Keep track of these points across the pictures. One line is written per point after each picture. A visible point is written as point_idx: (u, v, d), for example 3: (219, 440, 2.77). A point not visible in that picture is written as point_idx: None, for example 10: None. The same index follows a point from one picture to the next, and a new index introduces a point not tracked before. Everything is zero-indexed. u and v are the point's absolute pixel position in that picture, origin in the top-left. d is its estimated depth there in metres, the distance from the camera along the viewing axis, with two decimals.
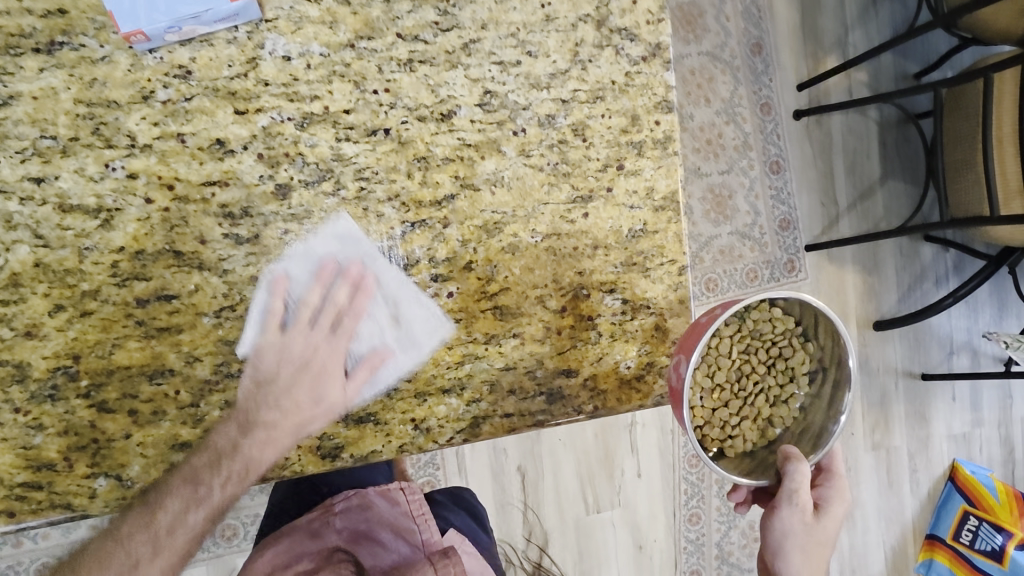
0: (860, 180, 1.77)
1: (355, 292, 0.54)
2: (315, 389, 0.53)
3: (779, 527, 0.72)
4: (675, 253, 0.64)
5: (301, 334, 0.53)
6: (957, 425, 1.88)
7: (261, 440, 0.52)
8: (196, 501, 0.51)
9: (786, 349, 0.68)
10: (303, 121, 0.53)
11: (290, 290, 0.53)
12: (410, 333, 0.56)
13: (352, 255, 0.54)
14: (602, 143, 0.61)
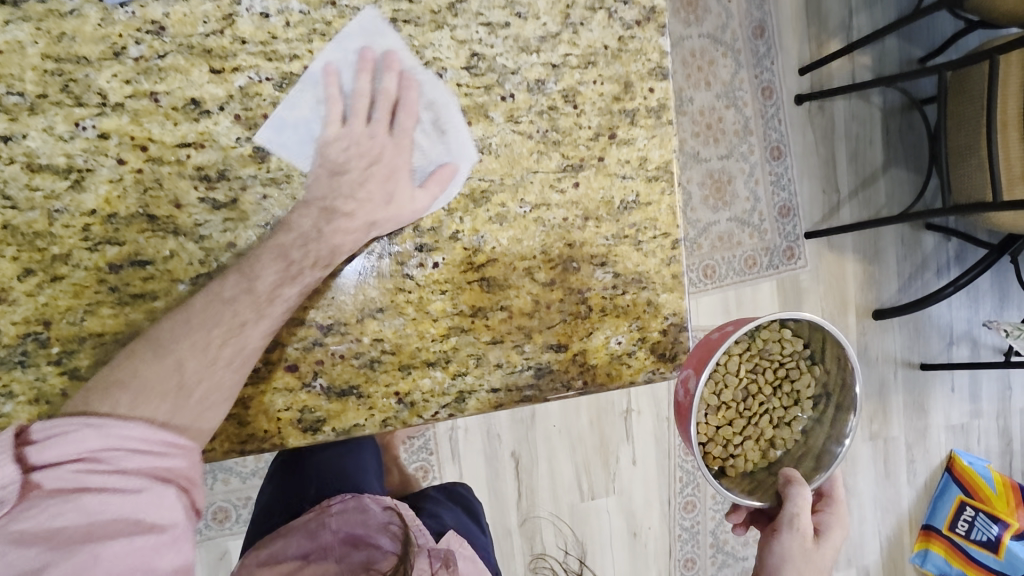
0: (862, 168, 1.75)
1: (404, 83, 0.54)
2: (386, 185, 0.53)
3: (778, 548, 0.68)
4: (668, 226, 0.62)
5: (363, 127, 0.53)
6: (955, 415, 1.87)
7: (340, 228, 0.51)
8: (292, 275, 0.49)
9: (794, 371, 0.70)
10: (281, 82, 0.51)
11: (341, 86, 0.52)
12: (457, 132, 0.55)
13: (387, 47, 0.53)
14: (594, 111, 0.59)
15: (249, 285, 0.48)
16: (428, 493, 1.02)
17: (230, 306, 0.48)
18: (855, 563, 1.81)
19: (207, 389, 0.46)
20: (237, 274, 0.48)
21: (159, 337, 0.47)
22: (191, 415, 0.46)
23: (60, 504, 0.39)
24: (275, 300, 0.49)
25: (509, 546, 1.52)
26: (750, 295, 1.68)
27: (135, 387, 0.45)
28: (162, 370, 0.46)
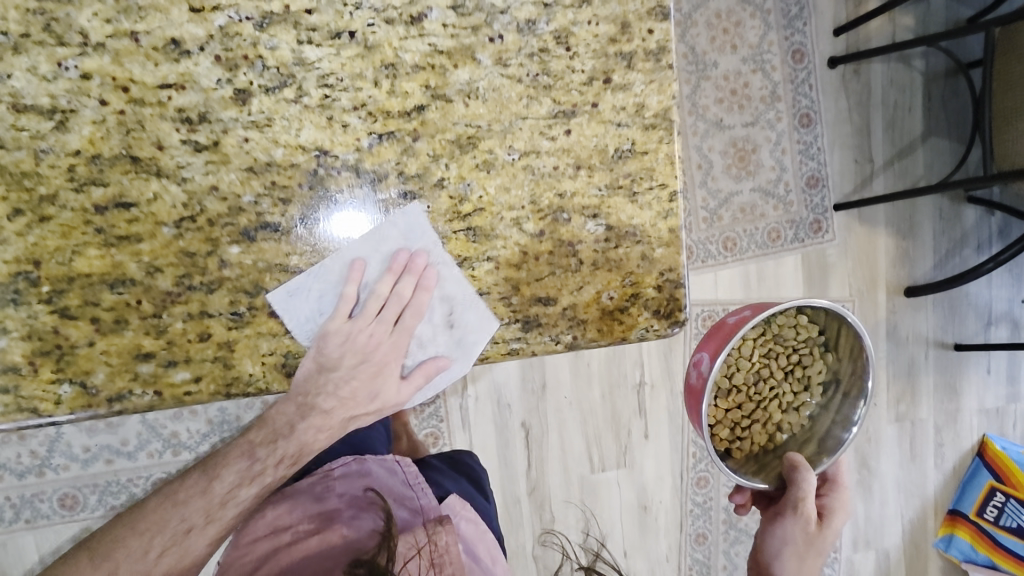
0: (900, 137, 1.65)
1: (419, 283, 0.55)
2: (371, 385, 0.56)
3: (781, 532, 0.77)
4: (665, 177, 0.59)
5: (365, 325, 0.54)
6: (990, 399, 1.81)
7: (318, 421, 0.55)
8: (254, 474, 0.58)
9: (806, 358, 0.76)
10: (262, 21, 0.50)
11: (364, 276, 0.55)
12: (461, 338, 0.57)
13: (418, 244, 0.55)
14: (588, 53, 0.56)
15: (206, 485, 0.58)
16: (431, 463, 1.01)
17: (181, 508, 0.57)
18: (874, 545, 1.79)
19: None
20: (198, 480, 0.58)
21: (117, 533, 0.57)
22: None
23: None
24: (226, 505, 0.58)
25: (520, 515, 1.53)
26: (773, 270, 1.61)
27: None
28: (109, 567, 0.56)
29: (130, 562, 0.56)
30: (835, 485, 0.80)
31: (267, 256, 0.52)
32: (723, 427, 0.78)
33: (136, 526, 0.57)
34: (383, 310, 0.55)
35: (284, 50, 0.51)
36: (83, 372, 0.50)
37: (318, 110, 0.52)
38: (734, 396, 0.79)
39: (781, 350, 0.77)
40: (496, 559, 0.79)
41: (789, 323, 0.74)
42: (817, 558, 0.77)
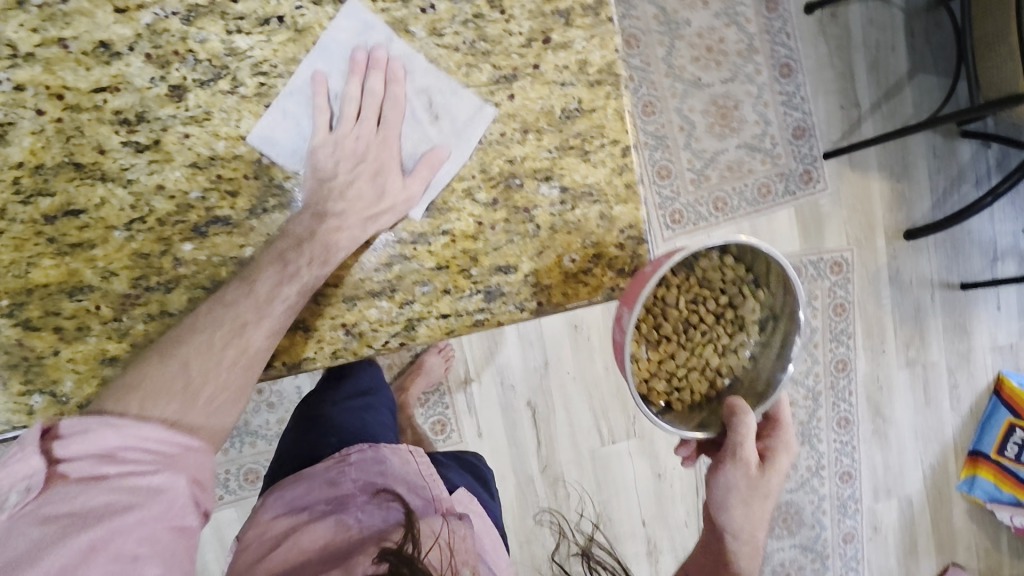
0: (885, 78, 1.61)
1: (389, 78, 0.54)
2: (375, 183, 0.54)
3: (723, 480, 0.76)
4: (617, 133, 0.58)
5: (349, 130, 0.53)
6: (1003, 336, 1.81)
7: (334, 226, 0.52)
8: (291, 274, 0.51)
9: (737, 298, 0.70)
10: (188, 15, 0.50)
11: (330, 85, 0.53)
12: (453, 124, 0.56)
13: (375, 40, 0.53)
14: (523, 14, 0.55)
15: (252, 288, 0.51)
16: (437, 457, 1.00)
17: (233, 308, 0.51)
18: (896, 493, 1.78)
19: (215, 386, 0.50)
20: (238, 283, 0.51)
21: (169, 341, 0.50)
22: (203, 415, 0.50)
23: (81, 489, 0.43)
24: (274, 300, 0.51)
25: (533, 493, 1.54)
26: (767, 226, 1.60)
27: (145, 391, 0.49)
28: (171, 372, 0.49)
29: (194, 363, 0.50)
30: (777, 424, 0.78)
31: (221, 250, 0.53)
32: (658, 381, 0.72)
33: (192, 330, 0.50)
34: (362, 112, 0.54)
35: (214, 42, 0.51)
36: (52, 381, 0.51)
37: (255, 99, 0.52)
38: (665, 345, 0.72)
39: (708, 293, 0.70)
40: (502, 553, 0.76)
41: (713, 264, 0.68)
42: (765, 500, 0.76)
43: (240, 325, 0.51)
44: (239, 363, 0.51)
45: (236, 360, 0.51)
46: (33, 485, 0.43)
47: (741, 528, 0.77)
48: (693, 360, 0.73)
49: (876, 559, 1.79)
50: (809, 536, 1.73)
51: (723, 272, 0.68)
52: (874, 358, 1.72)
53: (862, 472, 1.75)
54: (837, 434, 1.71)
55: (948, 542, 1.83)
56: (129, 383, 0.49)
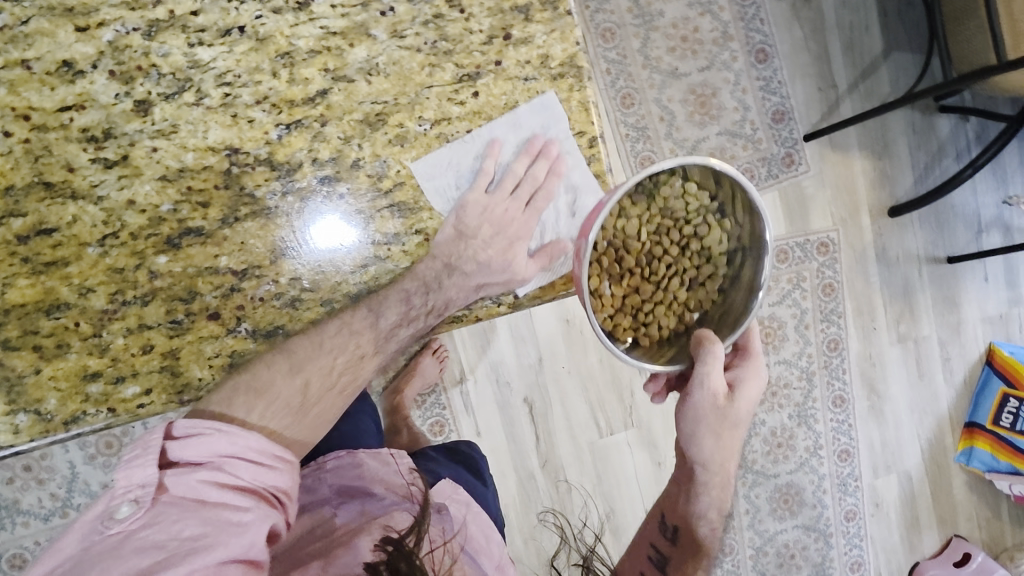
0: (861, 58, 1.63)
1: (551, 169, 0.60)
2: (503, 254, 0.59)
3: (693, 409, 0.77)
4: (583, 125, 0.59)
5: (501, 199, 0.59)
6: (992, 306, 1.82)
7: (457, 283, 0.58)
8: (409, 317, 0.57)
9: (702, 229, 0.69)
10: (150, 30, 0.51)
11: (501, 153, 0.59)
12: (585, 227, 0.61)
13: (553, 132, 0.59)
14: (483, 12, 0.56)
15: (373, 322, 0.56)
16: (427, 453, 1.00)
17: (355, 336, 0.56)
18: (895, 468, 1.79)
19: (322, 408, 0.57)
20: (364, 310, 0.56)
21: (296, 355, 0.55)
22: (300, 432, 0.56)
23: (180, 514, 0.46)
24: (391, 338, 0.57)
25: (534, 488, 1.55)
26: None
27: (270, 399, 0.53)
28: (292, 387, 0.54)
29: (313, 384, 0.55)
30: (746, 353, 0.79)
31: (196, 261, 0.54)
32: (623, 316, 0.71)
33: (318, 350, 0.55)
34: (517, 190, 0.60)
35: (176, 55, 0.51)
36: (35, 400, 0.52)
37: (220, 109, 0.52)
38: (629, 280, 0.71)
39: (671, 223, 0.69)
40: (491, 538, 0.74)
41: (675, 193, 0.67)
42: (733, 429, 0.79)
43: (359, 355, 0.57)
44: (341, 391, 0.58)
45: (340, 387, 0.57)
46: (144, 495, 0.46)
47: (710, 459, 0.80)
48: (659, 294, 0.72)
49: (879, 535, 1.80)
50: (812, 516, 1.74)
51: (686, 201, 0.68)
52: (866, 335, 1.73)
53: (860, 449, 1.76)
54: (834, 413, 1.72)
55: (949, 514, 1.85)
56: (256, 388, 0.53)
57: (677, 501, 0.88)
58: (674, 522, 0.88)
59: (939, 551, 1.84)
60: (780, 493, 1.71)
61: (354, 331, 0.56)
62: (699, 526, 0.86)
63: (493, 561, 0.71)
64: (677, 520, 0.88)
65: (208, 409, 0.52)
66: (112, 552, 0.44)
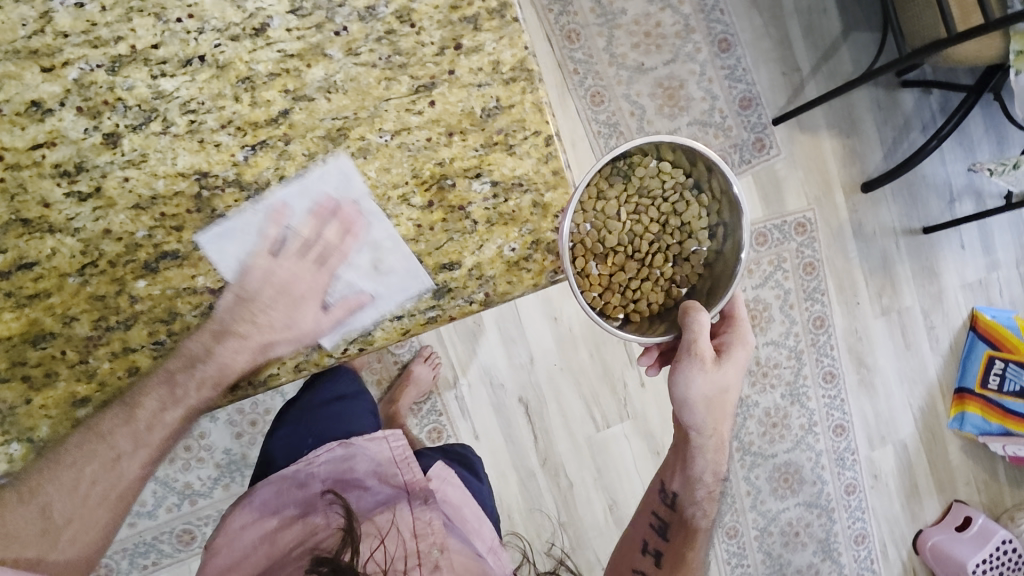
0: (821, 41, 1.67)
1: (346, 230, 0.58)
2: (290, 314, 0.57)
3: (683, 380, 0.78)
4: (538, 125, 0.62)
5: (286, 261, 0.57)
6: (971, 273, 1.86)
7: (234, 346, 0.55)
8: (176, 398, 0.55)
9: (679, 205, 0.74)
10: (113, 66, 0.53)
11: (288, 219, 0.58)
12: (388, 281, 0.60)
13: (346, 196, 0.58)
14: (433, 25, 0.59)
15: (128, 416, 0.54)
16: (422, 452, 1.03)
17: (108, 439, 0.54)
18: (890, 439, 1.82)
19: (79, 526, 0.56)
20: (119, 409, 0.54)
21: (31, 479, 0.54)
22: (70, 545, 0.56)
23: None
24: (155, 428, 0.55)
25: (536, 487, 1.57)
26: None
27: (8, 532, 0.54)
28: (31, 516, 0.54)
29: (56, 506, 0.54)
30: (732, 321, 0.84)
31: (175, 282, 0.56)
32: (612, 295, 0.74)
33: (57, 466, 0.53)
34: (306, 250, 0.57)
35: (140, 88, 0.54)
36: (27, 429, 0.54)
37: (187, 136, 0.55)
38: (614, 259, 0.74)
39: (648, 202, 0.74)
40: (484, 520, 0.81)
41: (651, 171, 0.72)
42: (724, 395, 0.81)
43: (114, 457, 0.55)
44: (113, 492, 0.56)
45: (110, 489, 0.56)
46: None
47: (704, 424, 0.83)
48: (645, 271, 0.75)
49: (881, 506, 1.83)
50: (813, 493, 1.76)
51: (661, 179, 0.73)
52: (849, 309, 1.76)
53: (854, 422, 1.79)
54: (825, 389, 1.75)
55: (947, 480, 1.87)
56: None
57: (676, 468, 0.91)
58: (673, 489, 0.91)
59: (941, 517, 1.87)
60: (779, 472, 1.73)
61: (104, 434, 0.54)
62: (698, 490, 0.89)
63: (486, 544, 0.78)
64: (676, 487, 0.90)
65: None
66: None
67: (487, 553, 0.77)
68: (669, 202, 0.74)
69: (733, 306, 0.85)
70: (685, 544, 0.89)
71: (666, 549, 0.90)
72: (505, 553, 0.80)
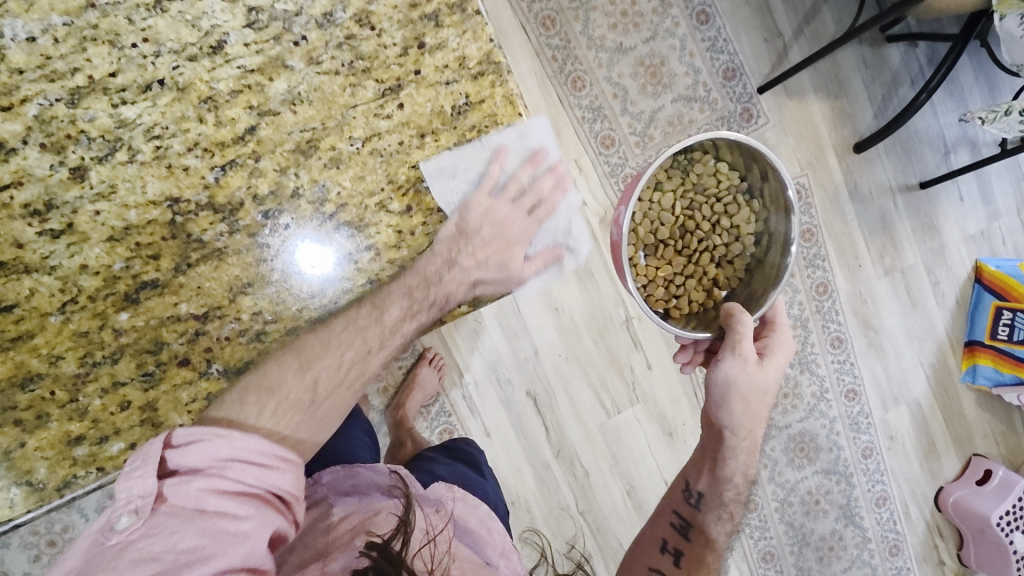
0: (801, 3, 1.64)
1: (557, 184, 0.64)
2: (502, 256, 0.63)
3: (724, 378, 0.86)
4: (510, 118, 0.61)
5: (503, 204, 0.62)
6: (972, 225, 1.84)
7: (457, 278, 0.61)
8: (413, 310, 0.60)
9: (732, 208, 0.94)
10: (72, 98, 0.52)
11: (505, 163, 0.62)
12: (573, 238, 0.67)
13: (556, 149, 0.63)
14: (393, 26, 0.57)
15: (377, 317, 0.58)
16: (427, 454, 1.04)
17: (362, 333, 0.58)
18: (904, 399, 1.81)
19: (333, 402, 0.59)
20: (369, 307, 0.58)
21: (306, 354, 0.56)
22: (310, 427, 0.58)
23: (178, 524, 0.46)
24: (396, 333, 0.60)
25: (553, 479, 1.56)
26: None
27: (280, 397, 0.55)
28: (302, 385, 0.56)
29: (323, 380, 0.57)
30: (773, 325, 0.92)
31: (157, 312, 0.55)
32: (657, 284, 0.96)
33: (326, 348, 0.57)
34: (519, 196, 0.63)
35: (103, 118, 0.53)
36: (24, 472, 0.53)
37: (155, 163, 0.54)
38: (664, 252, 0.97)
39: (703, 200, 0.96)
40: (492, 529, 0.80)
41: (708, 170, 0.93)
42: (763, 397, 0.87)
43: (365, 350, 0.59)
44: (354, 383, 0.60)
45: (352, 382, 0.60)
46: (144, 505, 0.47)
47: (740, 424, 0.88)
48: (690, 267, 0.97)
49: (900, 467, 1.82)
50: (830, 460, 1.75)
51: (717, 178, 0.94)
52: (852, 273, 1.75)
53: (866, 385, 1.77)
54: (834, 354, 1.74)
55: (965, 435, 1.86)
56: (269, 384, 0.55)
57: (703, 468, 0.92)
58: (699, 489, 0.91)
59: (961, 473, 1.87)
60: (795, 442, 1.73)
61: (359, 329, 0.58)
62: (726, 492, 0.89)
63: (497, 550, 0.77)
64: (702, 487, 0.91)
65: (210, 418, 0.52)
66: (111, 563, 0.45)
67: (499, 559, 0.75)
68: (720, 205, 0.95)
69: (774, 314, 0.93)
70: (706, 545, 0.89)
71: (687, 549, 0.89)
72: (516, 556, 0.79)
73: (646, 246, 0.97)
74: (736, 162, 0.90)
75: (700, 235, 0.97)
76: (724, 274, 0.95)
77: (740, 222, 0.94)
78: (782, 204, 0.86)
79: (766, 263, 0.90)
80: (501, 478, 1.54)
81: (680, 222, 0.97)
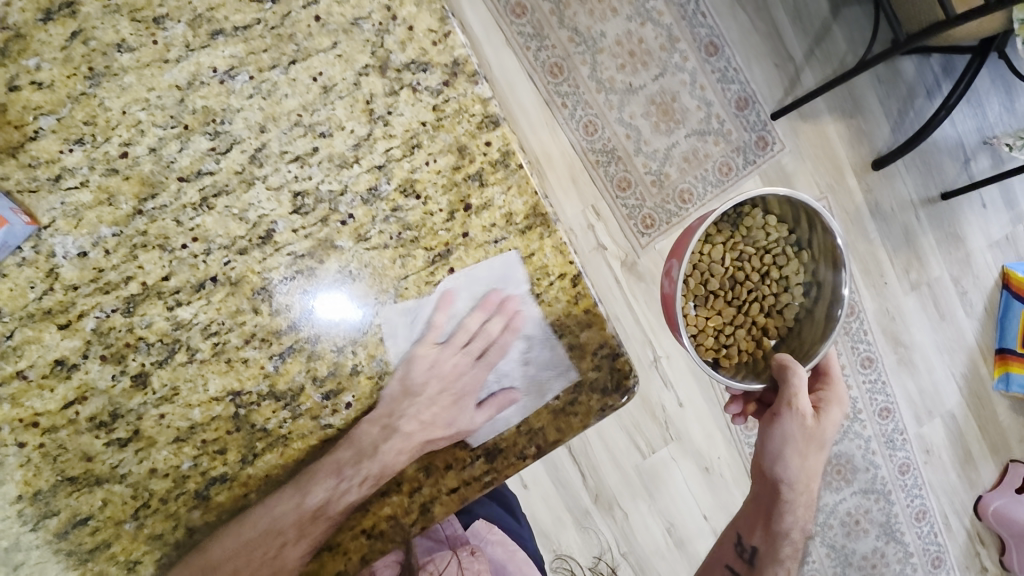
0: (810, 25, 1.61)
1: (508, 324, 0.58)
2: (451, 412, 0.57)
3: (780, 433, 0.85)
4: (561, 267, 0.59)
5: (449, 353, 0.57)
6: (997, 230, 1.81)
7: (398, 445, 0.56)
8: (343, 489, 0.54)
9: (781, 259, 0.94)
10: (128, 306, 0.52)
11: (454, 307, 0.58)
12: (535, 376, 0.60)
13: (510, 287, 0.59)
14: (438, 191, 0.57)
15: (298, 503, 0.54)
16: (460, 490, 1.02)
17: (279, 521, 0.54)
18: (938, 412, 1.79)
19: None
20: (289, 492, 0.54)
21: (215, 551, 0.53)
22: None
23: None
24: (319, 518, 0.54)
25: (592, 523, 1.55)
26: None
27: None
28: None
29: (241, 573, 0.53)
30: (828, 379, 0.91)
31: (227, 506, 0.55)
32: (708, 336, 0.95)
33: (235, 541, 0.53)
34: (470, 343, 0.58)
35: (159, 322, 0.52)
36: None
37: (214, 359, 0.54)
38: (714, 303, 0.97)
39: (755, 251, 0.96)
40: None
41: (758, 223, 0.94)
42: (819, 451, 0.85)
43: (281, 542, 0.54)
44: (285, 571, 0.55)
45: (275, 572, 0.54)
46: None
47: (796, 478, 0.85)
48: (739, 318, 0.96)
49: (938, 480, 1.80)
50: (868, 479, 1.74)
51: (767, 230, 0.94)
52: (878, 288, 1.72)
53: (899, 403, 1.75)
54: (865, 375, 1.72)
55: (1001, 442, 1.85)
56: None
57: (756, 524, 0.91)
58: (752, 544, 0.91)
59: (999, 480, 1.85)
60: (832, 466, 1.71)
61: (275, 519, 0.54)
62: (782, 547, 0.87)
63: None
64: (756, 542, 0.91)
65: None
66: None
67: None
68: (769, 257, 0.95)
69: (828, 365, 0.93)
70: None
71: None
72: None
73: (697, 297, 0.97)
74: (785, 215, 0.91)
75: (750, 286, 0.98)
76: (774, 324, 0.95)
77: (789, 273, 0.94)
78: (830, 256, 0.87)
79: (816, 314, 0.90)
80: (542, 528, 1.53)
81: (729, 272, 0.98)
